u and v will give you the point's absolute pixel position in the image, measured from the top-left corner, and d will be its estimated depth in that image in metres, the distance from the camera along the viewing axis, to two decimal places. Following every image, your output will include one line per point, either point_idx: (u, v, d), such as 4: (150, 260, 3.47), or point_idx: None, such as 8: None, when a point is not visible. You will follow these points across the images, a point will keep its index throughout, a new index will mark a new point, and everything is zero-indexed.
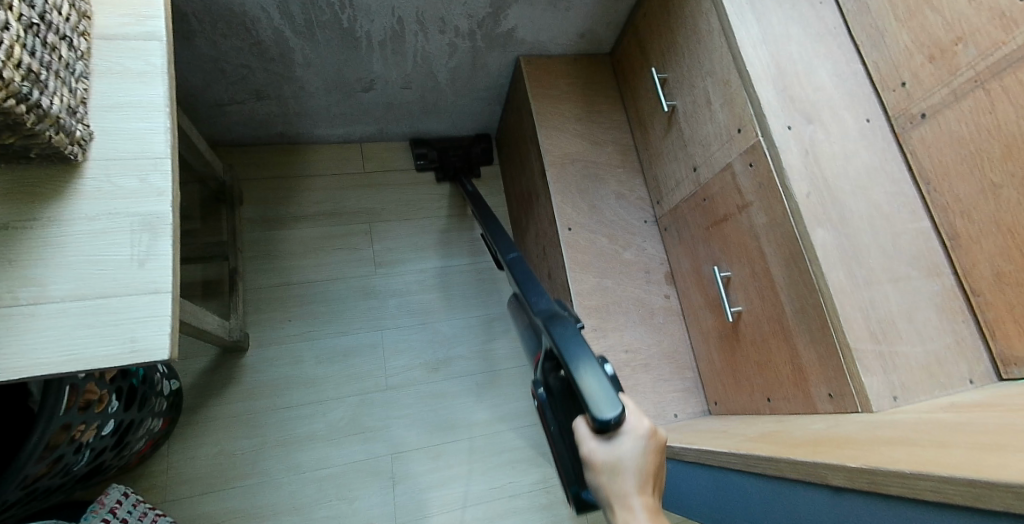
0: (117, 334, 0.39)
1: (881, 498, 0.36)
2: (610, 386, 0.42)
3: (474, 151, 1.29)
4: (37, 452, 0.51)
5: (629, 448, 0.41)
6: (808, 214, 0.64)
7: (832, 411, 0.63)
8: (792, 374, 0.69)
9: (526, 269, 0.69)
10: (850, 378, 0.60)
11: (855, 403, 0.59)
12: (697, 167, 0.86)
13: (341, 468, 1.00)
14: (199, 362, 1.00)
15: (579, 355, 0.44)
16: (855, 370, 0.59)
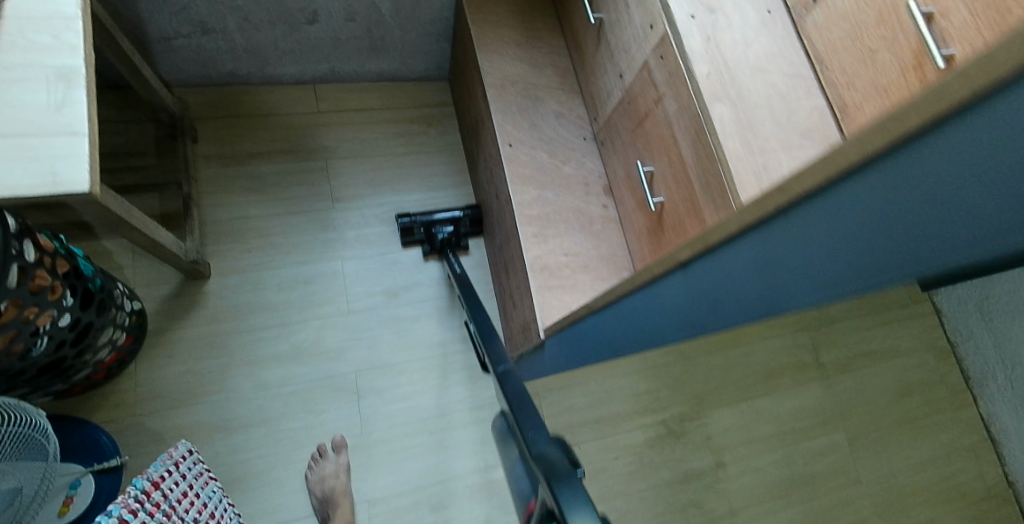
0: (38, 168, 0.43)
1: (711, 256, 0.42)
2: None
3: (462, 223, 1.24)
4: None
5: None
6: (707, 92, 0.70)
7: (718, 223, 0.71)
8: (694, 219, 0.77)
9: (516, 387, 0.75)
10: (729, 189, 0.68)
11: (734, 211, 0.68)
12: (622, 74, 0.90)
13: (306, 384, 1.07)
14: (162, 288, 1.03)
15: None
16: (732, 181, 0.67)
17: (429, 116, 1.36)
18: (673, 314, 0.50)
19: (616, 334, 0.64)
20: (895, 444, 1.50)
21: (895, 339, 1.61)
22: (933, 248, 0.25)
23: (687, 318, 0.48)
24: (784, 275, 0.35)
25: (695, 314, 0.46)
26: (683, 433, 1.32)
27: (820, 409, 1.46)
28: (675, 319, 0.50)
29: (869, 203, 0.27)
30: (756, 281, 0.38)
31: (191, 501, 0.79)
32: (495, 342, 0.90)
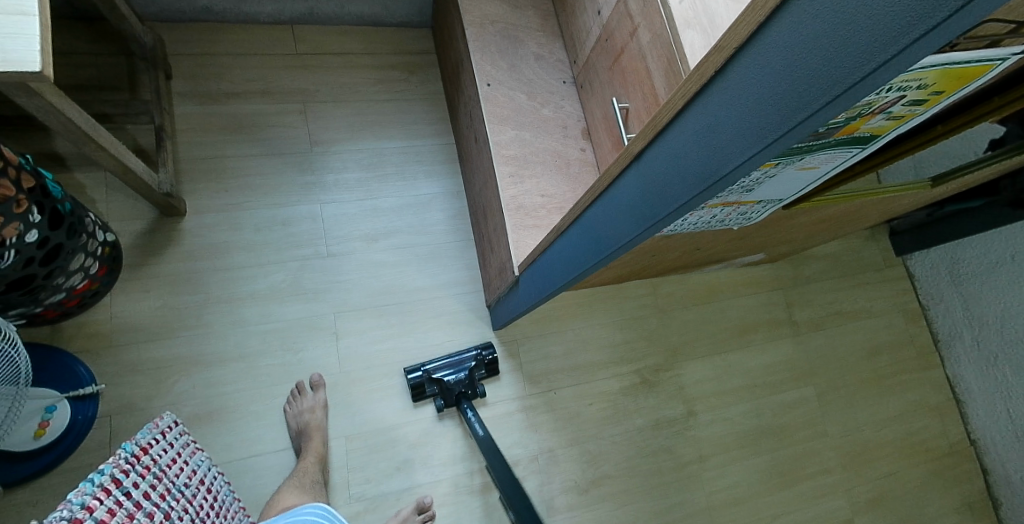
0: None
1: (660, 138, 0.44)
2: None
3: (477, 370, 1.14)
4: None
5: None
6: (679, 18, 0.70)
7: (669, 85, 0.74)
8: (652, 101, 0.79)
9: None
10: (675, 47, 0.71)
11: (681, 69, 0.71)
12: (600, 10, 0.90)
13: (284, 322, 1.08)
14: (137, 224, 1.02)
15: None
16: (677, 37, 0.70)
17: (410, 63, 1.34)
18: (632, 205, 0.50)
19: (582, 246, 0.64)
20: (862, 401, 1.55)
21: (867, 301, 1.64)
22: (839, 79, 0.26)
23: (643, 206, 0.48)
24: (723, 138, 0.36)
25: (647, 201, 0.48)
26: (657, 382, 1.35)
27: (791, 364, 1.49)
28: (635, 211, 0.50)
29: (806, 28, 0.27)
30: (701, 149, 0.38)
31: (182, 468, 0.78)
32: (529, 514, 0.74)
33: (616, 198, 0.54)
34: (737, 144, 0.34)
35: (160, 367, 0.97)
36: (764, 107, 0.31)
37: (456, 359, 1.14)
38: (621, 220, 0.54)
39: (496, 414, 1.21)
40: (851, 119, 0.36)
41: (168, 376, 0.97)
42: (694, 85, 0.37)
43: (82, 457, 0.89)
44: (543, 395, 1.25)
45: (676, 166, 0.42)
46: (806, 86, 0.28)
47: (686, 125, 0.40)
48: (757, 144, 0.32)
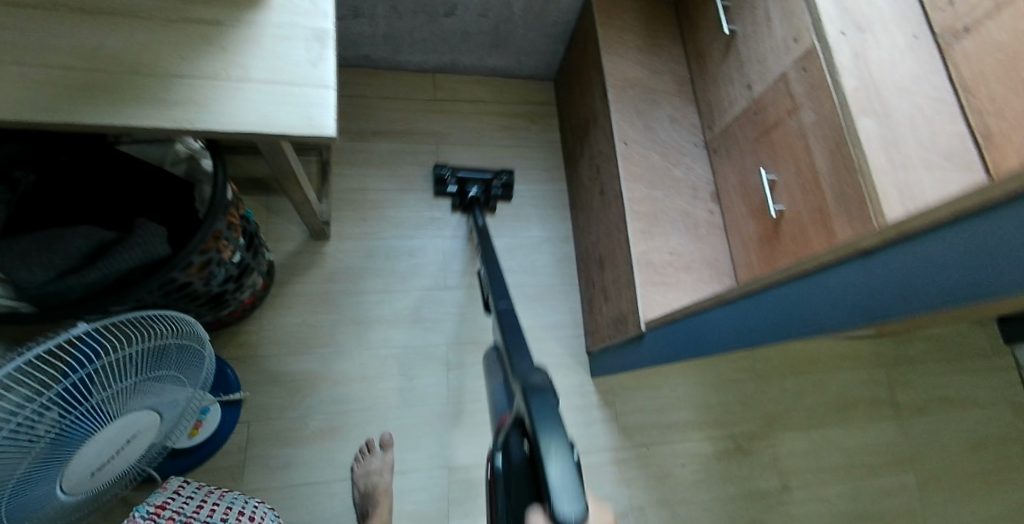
0: (301, 111, 0.50)
1: (861, 261, 0.50)
2: (572, 473, 0.37)
3: (495, 183, 1.29)
4: (197, 250, 0.62)
5: None
6: (854, 105, 0.72)
7: (835, 168, 0.75)
8: (813, 179, 0.79)
9: (513, 325, 0.74)
10: (847, 127, 0.73)
11: (852, 151, 0.72)
12: (751, 84, 0.94)
13: (403, 348, 1.14)
14: (289, 245, 1.13)
15: (551, 435, 0.40)
16: (851, 119, 0.72)
17: (533, 112, 1.44)
18: (810, 312, 0.57)
19: (728, 329, 0.70)
20: (965, 496, 1.44)
21: (972, 389, 1.55)
22: None
23: (855, 306, 0.51)
24: (945, 274, 0.42)
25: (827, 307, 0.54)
26: (751, 450, 1.29)
27: (891, 448, 1.41)
28: (810, 318, 0.56)
29: None
30: (908, 279, 0.45)
31: (212, 509, 0.76)
32: (500, 282, 0.90)
33: (807, 291, 0.57)
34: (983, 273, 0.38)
35: (295, 380, 1.06)
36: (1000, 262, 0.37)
37: (476, 174, 1.29)
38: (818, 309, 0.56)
39: (588, 463, 1.18)
40: None
41: (300, 388, 1.05)
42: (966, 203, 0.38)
43: (222, 459, 0.98)
44: (637, 449, 1.22)
45: (896, 279, 0.46)
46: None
47: (916, 251, 0.44)
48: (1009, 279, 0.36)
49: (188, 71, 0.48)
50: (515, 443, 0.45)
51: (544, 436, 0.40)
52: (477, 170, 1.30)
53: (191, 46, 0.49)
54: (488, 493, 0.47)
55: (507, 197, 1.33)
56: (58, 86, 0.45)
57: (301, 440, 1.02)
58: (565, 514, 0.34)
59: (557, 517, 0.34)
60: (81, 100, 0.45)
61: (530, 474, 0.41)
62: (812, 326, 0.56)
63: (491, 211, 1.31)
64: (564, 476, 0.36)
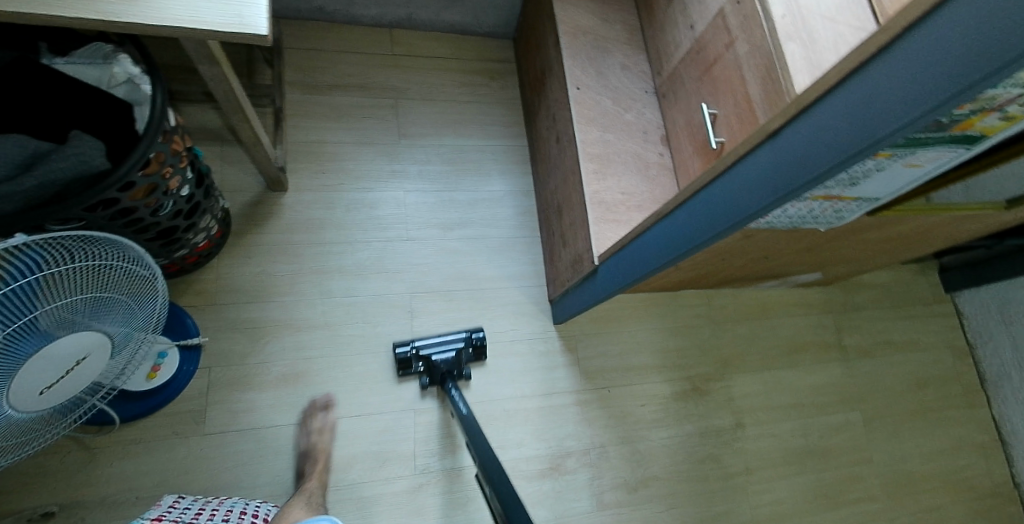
0: (229, 8, 0.50)
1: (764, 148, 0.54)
2: None
3: (466, 351, 1.14)
4: (138, 166, 0.62)
5: None
6: (781, 30, 0.76)
7: (765, 93, 0.79)
8: (748, 108, 0.83)
9: None
10: (775, 52, 0.77)
11: (779, 73, 0.76)
12: (694, 25, 0.97)
13: (365, 297, 1.15)
14: (246, 196, 1.13)
15: None
16: (778, 44, 0.76)
17: (492, 69, 1.46)
18: (726, 209, 0.61)
19: (666, 244, 0.74)
20: (907, 431, 1.54)
21: (913, 333, 1.64)
22: (931, 93, 0.35)
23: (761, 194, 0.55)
24: (828, 140, 0.46)
25: (739, 201, 0.58)
26: (707, 391, 1.35)
27: (839, 387, 1.49)
28: (727, 215, 0.61)
29: (915, 60, 0.36)
30: (802, 155, 0.49)
31: (210, 513, 0.80)
32: (521, 504, 0.54)
33: (729, 186, 0.60)
34: (861, 129, 0.42)
35: (256, 327, 1.06)
36: (874, 116, 0.41)
37: (445, 339, 1.15)
38: (740, 201, 0.59)
39: (552, 405, 1.22)
40: (969, 114, 0.41)
41: (262, 335, 1.06)
42: (847, 65, 0.42)
43: (183, 403, 0.98)
44: (598, 392, 1.26)
45: (796, 156, 0.50)
46: (929, 87, 0.35)
47: (810, 123, 0.47)
48: (880, 130, 0.40)
49: None
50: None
51: None
52: (442, 336, 1.15)
53: None
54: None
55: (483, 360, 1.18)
56: None
57: (263, 384, 1.03)
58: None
59: None
60: None
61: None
62: (729, 222, 0.60)
63: (467, 379, 1.16)
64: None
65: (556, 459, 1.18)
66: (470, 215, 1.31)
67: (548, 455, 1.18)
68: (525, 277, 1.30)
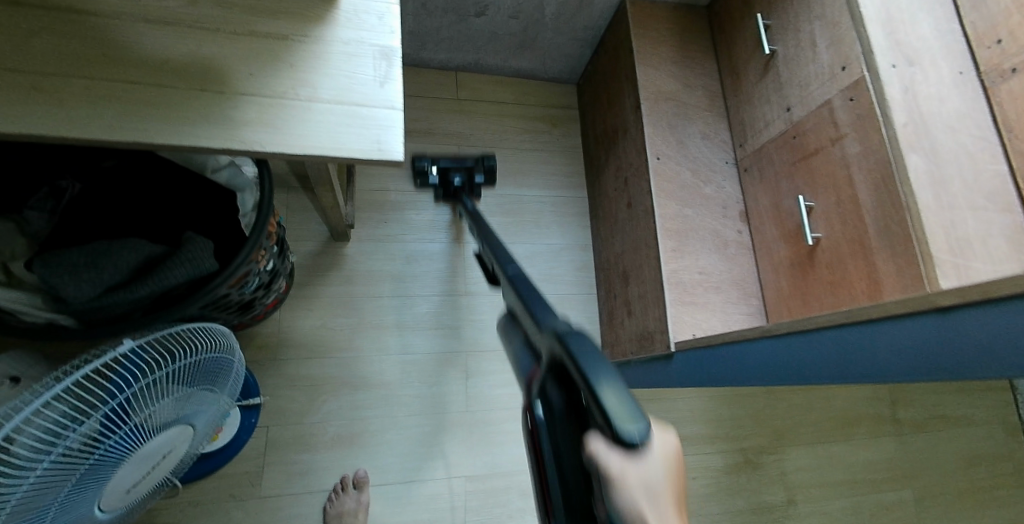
0: (369, 135, 0.49)
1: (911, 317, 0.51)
2: (627, 396, 0.31)
3: (478, 172, 1.08)
4: (240, 266, 0.61)
5: (659, 474, 0.30)
6: (903, 141, 0.72)
7: (878, 203, 0.75)
8: (854, 211, 0.79)
9: (528, 284, 0.59)
10: (896, 163, 0.72)
11: (897, 185, 0.72)
12: (791, 107, 0.93)
13: (422, 354, 1.13)
14: (309, 245, 1.12)
15: (597, 367, 0.33)
16: (901, 155, 0.72)
17: (555, 116, 1.42)
18: (850, 358, 0.58)
19: (762, 365, 0.71)
20: (959, 512, 1.48)
21: (968, 408, 1.58)
22: None
23: (900, 359, 0.52)
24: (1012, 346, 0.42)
25: (868, 357, 0.56)
26: (760, 464, 1.31)
27: (892, 464, 1.44)
28: (850, 364, 0.58)
29: None
30: (966, 343, 0.46)
31: None
32: (500, 248, 0.77)
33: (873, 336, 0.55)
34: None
35: (314, 385, 1.04)
36: None
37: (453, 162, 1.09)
38: (874, 358, 0.55)
39: None
40: None
41: (320, 393, 1.04)
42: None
43: (241, 464, 0.97)
44: None
45: (960, 340, 0.47)
46: None
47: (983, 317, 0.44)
48: None
49: (256, 89, 0.47)
50: (551, 390, 0.38)
51: (589, 369, 0.33)
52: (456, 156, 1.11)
53: (259, 63, 0.47)
54: (537, 494, 0.38)
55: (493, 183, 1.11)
56: (123, 102, 0.43)
57: (319, 445, 1.01)
58: (630, 434, 0.29)
59: (619, 437, 0.29)
60: (146, 118, 0.43)
61: (576, 405, 0.36)
62: (851, 373, 0.58)
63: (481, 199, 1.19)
64: (618, 398, 0.31)
65: None
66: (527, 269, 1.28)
67: None
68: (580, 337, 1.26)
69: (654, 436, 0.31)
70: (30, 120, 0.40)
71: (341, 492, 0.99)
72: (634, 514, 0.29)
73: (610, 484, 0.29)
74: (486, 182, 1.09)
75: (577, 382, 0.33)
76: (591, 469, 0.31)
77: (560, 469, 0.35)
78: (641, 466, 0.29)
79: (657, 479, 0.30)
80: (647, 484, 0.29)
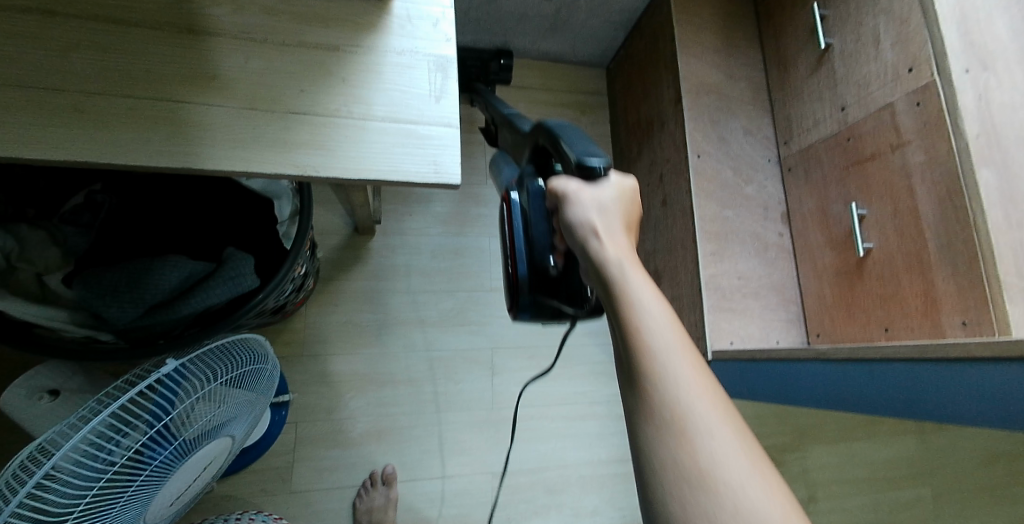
0: (426, 158, 0.45)
1: (1015, 361, 0.49)
2: (590, 146, 0.51)
3: (494, 62, 1.13)
4: (281, 281, 0.59)
5: (609, 195, 0.47)
6: (976, 154, 0.68)
7: (942, 220, 0.71)
8: (914, 225, 0.75)
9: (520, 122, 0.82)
10: (966, 177, 0.68)
11: (965, 201, 0.68)
12: (846, 107, 0.88)
13: (448, 351, 1.11)
14: (335, 238, 1.09)
15: (573, 138, 0.53)
16: (972, 169, 0.67)
17: (583, 103, 1.37)
18: (939, 395, 0.56)
19: (834, 386, 0.70)
20: (976, 509, 1.49)
21: None
22: None
23: (1001, 406, 0.50)
24: None
25: (962, 398, 0.54)
26: (782, 462, 1.31)
27: (912, 462, 1.44)
28: (939, 402, 0.56)
29: None
30: None
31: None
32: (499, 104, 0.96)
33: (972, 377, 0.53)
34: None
35: (342, 381, 1.04)
36: None
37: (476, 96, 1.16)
38: (972, 401, 0.53)
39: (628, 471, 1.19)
40: None
41: (347, 390, 1.03)
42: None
43: (270, 461, 0.97)
44: None
45: None
46: None
47: None
48: None
49: (310, 106, 0.43)
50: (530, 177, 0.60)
51: (566, 137, 0.53)
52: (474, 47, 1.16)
53: (311, 78, 0.44)
54: (507, 250, 0.60)
55: (509, 81, 1.16)
56: (168, 124, 0.40)
57: (347, 441, 1.01)
58: (591, 166, 0.48)
59: (583, 169, 0.48)
60: (196, 141, 0.40)
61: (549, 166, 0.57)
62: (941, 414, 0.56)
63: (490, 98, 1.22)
64: (582, 141, 0.52)
65: None
66: None
67: None
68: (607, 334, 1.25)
69: (610, 174, 0.49)
70: (73, 146, 0.37)
71: (368, 488, 0.99)
72: (589, 222, 0.45)
73: (572, 202, 0.47)
74: (501, 73, 1.14)
75: (557, 148, 0.54)
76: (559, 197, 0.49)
77: (528, 231, 0.57)
78: (595, 189, 0.47)
79: (607, 200, 0.47)
80: (598, 201, 0.47)
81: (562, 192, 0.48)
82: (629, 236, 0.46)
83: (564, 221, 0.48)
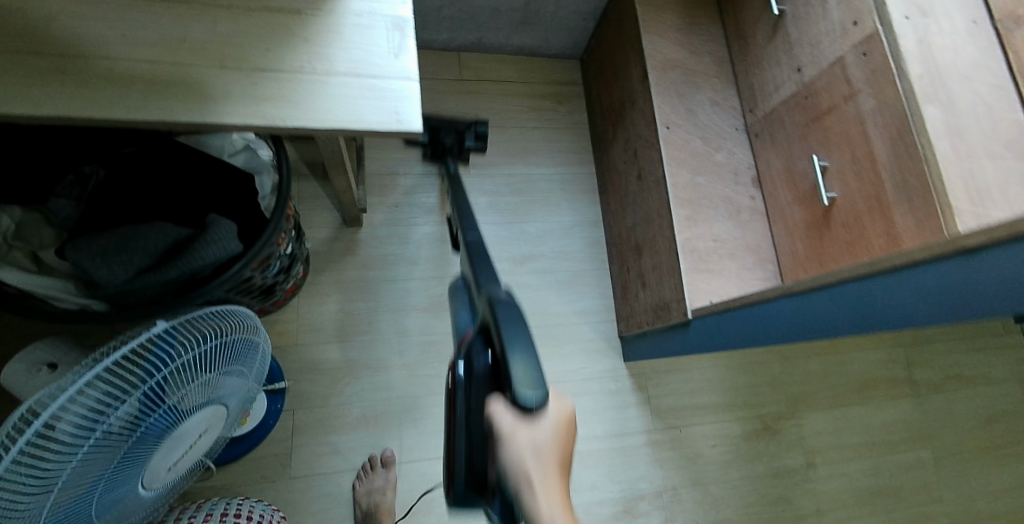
0: (386, 108, 0.48)
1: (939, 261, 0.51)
2: (535, 368, 0.48)
3: (467, 135, 1.08)
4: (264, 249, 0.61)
5: (545, 435, 0.43)
6: (920, 93, 0.71)
7: (896, 158, 0.74)
8: (869, 169, 0.79)
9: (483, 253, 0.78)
10: (913, 115, 0.71)
11: (915, 137, 0.71)
12: (801, 68, 0.92)
13: (440, 335, 1.14)
14: (323, 231, 1.13)
15: (517, 349, 0.49)
16: (918, 106, 0.71)
17: (560, 93, 1.41)
18: (878, 309, 0.57)
19: (787, 324, 0.71)
20: (979, 469, 1.49)
21: (985, 367, 1.58)
22: None
23: (932, 304, 0.51)
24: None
25: (897, 306, 0.55)
26: (778, 430, 1.32)
27: (910, 424, 1.45)
28: (880, 316, 0.57)
29: None
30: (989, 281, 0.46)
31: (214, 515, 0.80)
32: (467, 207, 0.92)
33: (895, 285, 0.55)
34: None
35: (336, 368, 1.06)
36: None
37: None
38: (906, 304, 0.54)
39: (624, 445, 1.20)
40: None
41: (342, 376, 1.06)
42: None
43: (270, 447, 0.99)
44: (669, 431, 1.24)
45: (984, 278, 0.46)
46: None
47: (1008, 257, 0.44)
48: None
49: (275, 64, 0.47)
50: (479, 353, 0.56)
51: (510, 344, 0.50)
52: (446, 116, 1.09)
53: (277, 39, 0.48)
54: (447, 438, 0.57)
55: (484, 148, 1.11)
56: (143, 81, 0.43)
57: (344, 426, 1.03)
58: (527, 398, 0.45)
59: (519, 401, 0.45)
60: (170, 96, 0.43)
61: (492, 371, 0.54)
62: (877, 324, 0.57)
63: (467, 163, 1.16)
64: (526, 371, 0.47)
65: (629, 502, 1.17)
66: (538, 247, 1.28)
67: (622, 497, 1.17)
68: (596, 311, 1.27)
69: (547, 404, 0.46)
70: (56, 103, 0.41)
71: (368, 471, 1.01)
72: (521, 468, 0.42)
73: (505, 442, 0.43)
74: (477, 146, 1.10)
75: (500, 353, 0.51)
76: (492, 425, 0.45)
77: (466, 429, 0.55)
78: (529, 430, 0.44)
79: (543, 439, 0.43)
80: (534, 445, 0.43)
81: (495, 425, 0.45)
82: (561, 478, 0.42)
83: (497, 464, 0.43)
